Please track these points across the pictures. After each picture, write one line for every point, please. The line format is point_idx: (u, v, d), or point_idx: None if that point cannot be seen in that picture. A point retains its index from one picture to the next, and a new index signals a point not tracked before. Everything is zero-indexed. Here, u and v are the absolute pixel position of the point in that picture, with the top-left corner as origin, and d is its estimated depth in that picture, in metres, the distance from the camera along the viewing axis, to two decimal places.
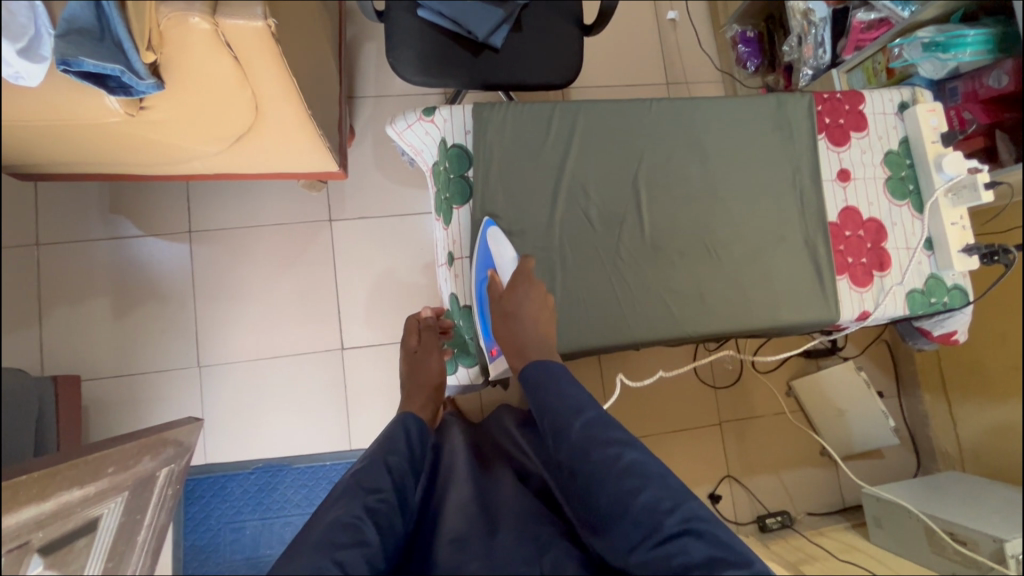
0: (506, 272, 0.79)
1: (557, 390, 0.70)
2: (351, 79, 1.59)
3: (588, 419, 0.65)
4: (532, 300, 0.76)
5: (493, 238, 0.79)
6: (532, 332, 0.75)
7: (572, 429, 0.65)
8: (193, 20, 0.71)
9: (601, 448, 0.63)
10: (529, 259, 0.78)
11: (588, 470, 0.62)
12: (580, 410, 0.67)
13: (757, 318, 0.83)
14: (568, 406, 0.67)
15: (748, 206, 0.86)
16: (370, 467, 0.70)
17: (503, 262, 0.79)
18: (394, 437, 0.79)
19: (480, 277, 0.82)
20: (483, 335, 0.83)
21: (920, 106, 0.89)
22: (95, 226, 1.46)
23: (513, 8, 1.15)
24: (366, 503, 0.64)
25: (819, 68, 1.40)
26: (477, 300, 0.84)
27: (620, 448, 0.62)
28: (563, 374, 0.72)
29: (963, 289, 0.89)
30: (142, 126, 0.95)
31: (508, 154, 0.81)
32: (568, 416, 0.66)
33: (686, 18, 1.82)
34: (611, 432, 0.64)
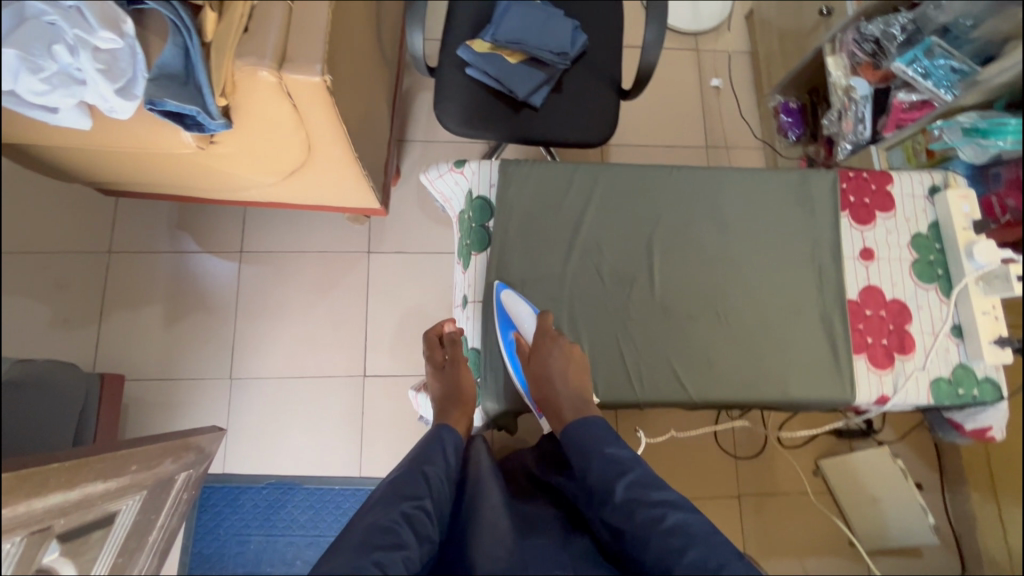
0: (529, 331, 0.84)
1: (599, 450, 0.74)
2: (404, 124, 1.71)
3: (632, 478, 0.70)
4: (556, 356, 0.79)
5: (510, 299, 0.83)
6: (559, 374, 0.78)
7: (616, 491, 0.69)
8: (261, 73, 0.81)
9: (632, 493, 0.69)
10: (548, 313, 0.82)
11: (621, 514, 0.68)
12: (625, 469, 0.71)
13: (766, 389, 0.82)
14: (612, 466, 0.72)
15: (764, 277, 0.86)
16: (407, 475, 0.72)
17: (525, 321, 0.83)
18: (433, 445, 0.78)
19: (505, 341, 0.85)
20: (524, 392, 0.84)
21: (951, 192, 0.88)
22: (160, 239, 1.60)
23: (554, 72, 1.22)
24: (404, 509, 0.67)
25: (859, 143, 1.40)
26: (513, 364, 0.85)
27: (664, 509, 0.67)
28: (607, 433, 0.76)
29: (995, 383, 0.84)
30: (210, 157, 1.07)
31: (528, 209, 0.85)
32: (612, 477, 0.71)
33: (729, 85, 1.86)
34: (655, 492, 0.69)
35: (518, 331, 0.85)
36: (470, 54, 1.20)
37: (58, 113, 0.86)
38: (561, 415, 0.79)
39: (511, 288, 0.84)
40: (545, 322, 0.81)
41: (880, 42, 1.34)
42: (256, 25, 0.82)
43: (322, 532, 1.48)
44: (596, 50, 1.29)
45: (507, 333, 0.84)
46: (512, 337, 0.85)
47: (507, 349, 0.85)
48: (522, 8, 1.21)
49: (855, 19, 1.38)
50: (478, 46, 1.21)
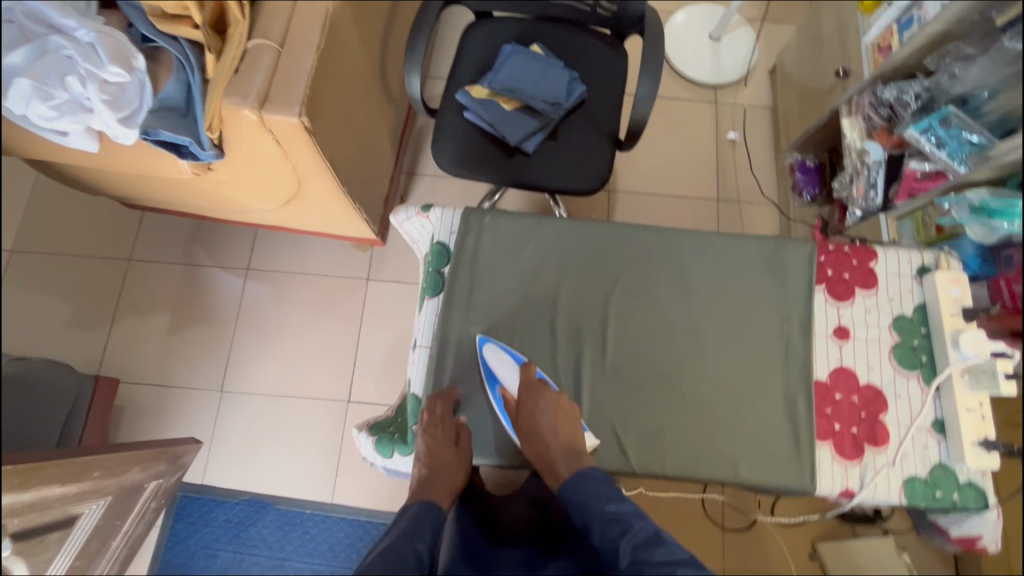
0: (514, 386, 0.80)
1: (599, 504, 0.72)
2: (414, 158, 1.76)
3: (634, 539, 0.68)
4: (547, 408, 0.76)
5: (492, 356, 0.80)
6: (549, 425, 0.75)
7: (622, 553, 0.67)
8: (244, 111, 0.86)
9: (637, 554, 0.66)
10: (529, 364, 0.80)
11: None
12: (627, 528, 0.69)
13: (715, 468, 0.77)
14: (614, 526, 0.70)
15: (725, 348, 0.82)
16: (396, 547, 0.68)
17: (511, 377, 0.80)
18: (425, 521, 0.75)
19: (493, 400, 0.80)
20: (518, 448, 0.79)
21: (939, 274, 0.82)
22: (177, 251, 1.69)
23: (549, 120, 1.23)
24: None
25: (869, 209, 1.35)
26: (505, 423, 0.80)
27: (671, 565, 0.63)
28: (604, 488, 0.73)
29: (981, 489, 0.76)
30: (210, 183, 1.13)
31: (486, 258, 0.85)
32: (614, 534, 0.69)
33: (746, 139, 1.83)
34: (659, 551, 0.65)
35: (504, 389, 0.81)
36: (467, 99, 1.23)
37: (69, 136, 0.94)
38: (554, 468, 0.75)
39: (493, 341, 0.82)
40: (528, 374, 0.79)
41: (894, 108, 1.28)
42: (245, 67, 0.87)
43: (288, 555, 1.48)
44: (596, 101, 1.30)
45: (493, 389, 0.80)
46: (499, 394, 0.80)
47: (495, 406, 0.80)
48: (521, 58, 1.23)
49: (871, 83, 1.34)
50: (477, 91, 1.24)
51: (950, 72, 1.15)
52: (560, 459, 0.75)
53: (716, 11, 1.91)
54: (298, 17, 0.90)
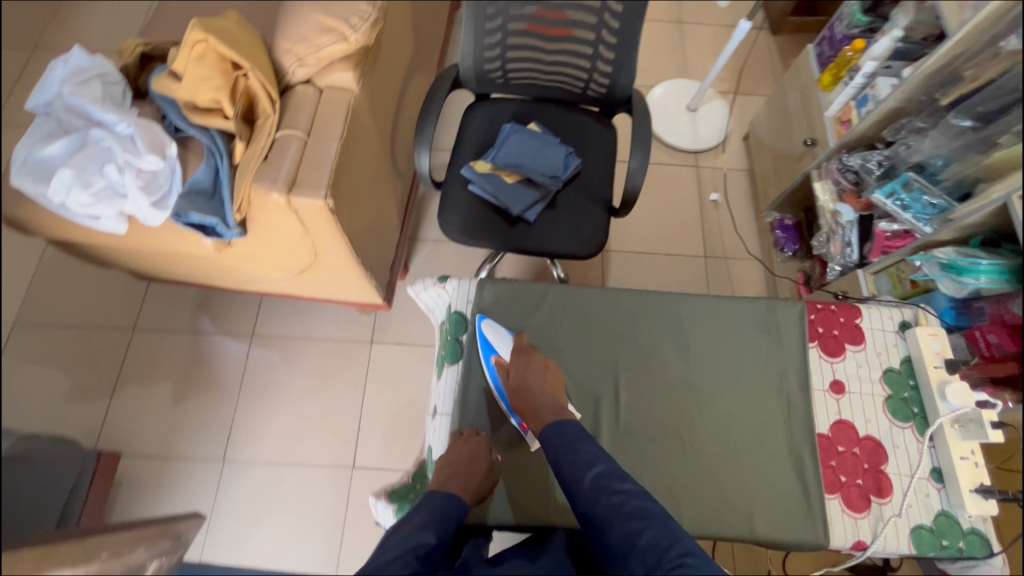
0: (506, 353, 0.88)
1: (573, 447, 0.75)
2: (416, 224, 1.84)
3: (600, 470, 0.72)
4: (533, 369, 0.84)
5: (491, 328, 0.88)
6: (539, 381, 0.83)
7: (585, 478, 0.71)
8: (272, 195, 0.93)
9: (600, 481, 0.71)
10: (522, 334, 0.90)
11: (586, 502, 0.70)
12: (592, 462, 0.73)
13: (732, 526, 0.80)
14: (581, 460, 0.73)
15: (731, 405, 0.87)
16: (416, 518, 0.72)
17: (503, 345, 0.88)
18: (444, 513, 0.74)
19: (486, 367, 0.88)
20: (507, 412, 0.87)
21: (919, 330, 0.89)
22: (182, 320, 1.72)
23: (548, 190, 1.32)
24: (405, 547, 0.67)
25: (847, 265, 1.42)
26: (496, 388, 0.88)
27: (626, 495, 0.70)
28: (582, 434, 0.77)
29: (983, 536, 0.80)
30: (229, 257, 1.18)
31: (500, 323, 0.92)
32: (581, 468, 0.72)
33: (727, 200, 1.95)
34: (621, 482, 0.71)
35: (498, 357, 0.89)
36: (472, 173, 1.32)
37: (100, 221, 0.98)
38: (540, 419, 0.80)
39: (490, 318, 0.90)
40: (521, 341, 0.88)
41: (860, 174, 1.41)
42: (274, 155, 0.95)
43: None
44: (589, 170, 1.40)
45: (487, 357, 0.87)
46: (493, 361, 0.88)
47: (488, 371, 0.88)
48: (521, 136, 1.34)
49: (837, 150, 1.45)
50: (480, 166, 1.34)
51: (907, 143, 1.28)
52: (550, 411, 0.80)
53: (691, 86, 2.09)
54: (321, 108, 0.99)
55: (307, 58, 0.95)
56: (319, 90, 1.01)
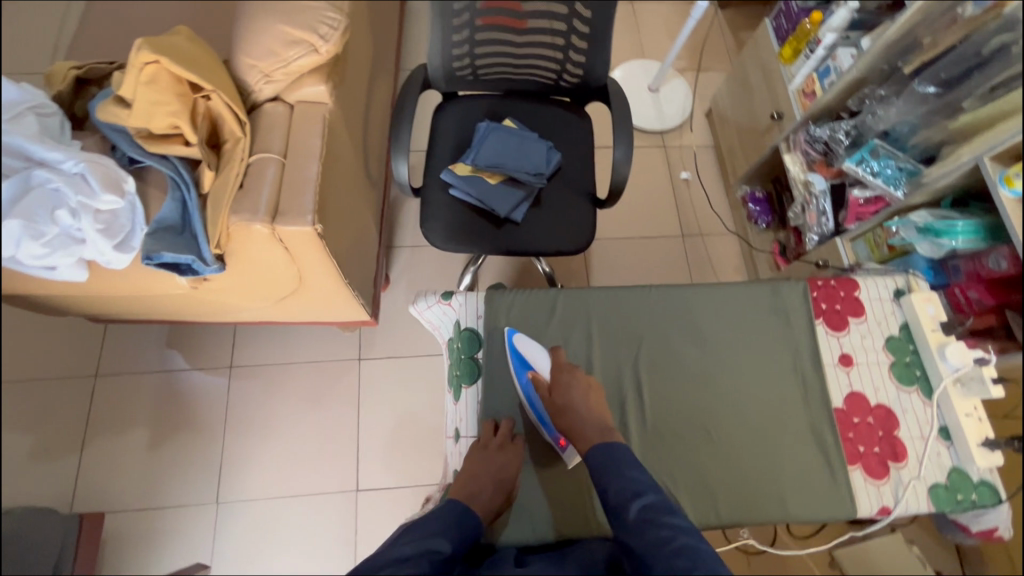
0: (545, 367, 0.88)
1: (620, 471, 0.75)
2: (391, 231, 1.77)
3: (646, 501, 0.71)
4: (576, 386, 0.84)
5: (523, 343, 0.89)
6: (581, 398, 0.84)
7: (630, 508, 0.71)
8: (255, 226, 0.86)
9: (646, 513, 0.70)
10: (558, 349, 0.90)
11: (631, 531, 0.69)
12: (639, 493, 0.72)
13: (766, 510, 0.82)
14: (629, 487, 0.73)
15: (749, 390, 0.89)
16: (439, 519, 0.75)
17: (540, 362, 0.88)
18: (462, 522, 0.75)
19: (521, 382, 0.88)
20: (546, 430, 0.87)
21: (913, 296, 0.92)
22: (148, 359, 1.60)
23: (532, 189, 1.29)
24: (424, 550, 0.69)
25: (824, 234, 1.47)
26: (531, 405, 0.88)
27: (674, 532, 0.68)
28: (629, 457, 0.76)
29: (992, 485, 0.85)
30: (204, 292, 1.09)
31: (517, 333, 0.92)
32: (627, 497, 0.72)
33: (697, 178, 1.97)
34: (669, 515, 0.70)
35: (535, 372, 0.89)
36: (453, 177, 1.27)
37: (58, 270, 0.88)
38: (585, 433, 0.81)
39: (522, 333, 0.91)
40: (559, 357, 0.88)
41: (829, 144, 1.43)
42: (250, 181, 0.88)
43: None
44: (571, 164, 1.37)
45: (523, 373, 0.88)
46: (528, 377, 0.88)
47: (525, 388, 0.88)
48: (499, 134, 1.30)
49: (803, 123, 1.48)
50: (460, 169, 1.29)
51: (873, 111, 1.31)
52: (594, 433, 0.80)
53: (650, 66, 2.09)
54: (296, 128, 0.93)
55: (275, 74, 0.89)
56: (289, 106, 0.95)
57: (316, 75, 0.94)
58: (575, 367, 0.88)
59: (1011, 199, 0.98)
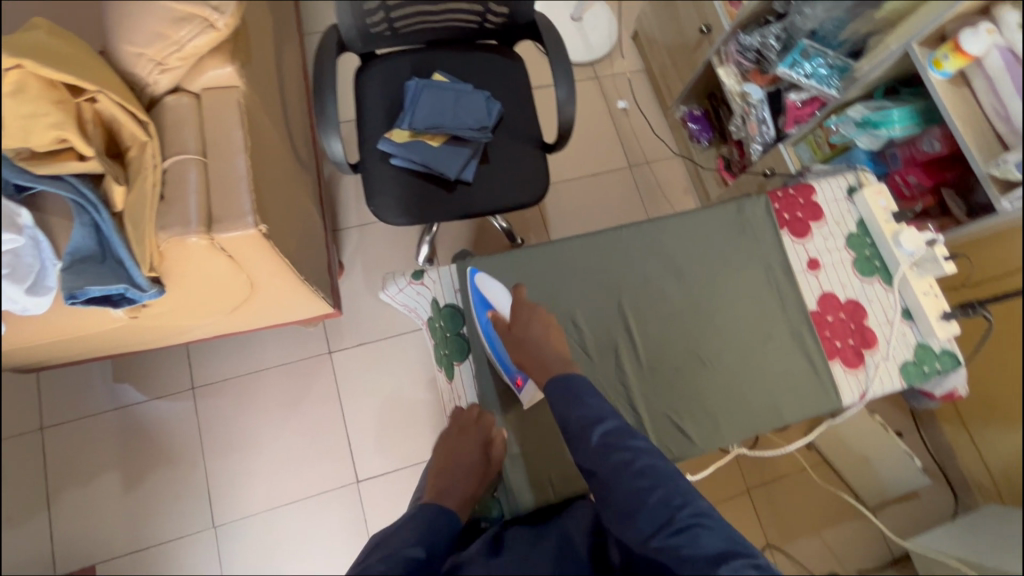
0: (505, 308, 0.90)
1: (581, 397, 0.77)
2: (333, 213, 1.66)
3: (607, 428, 0.74)
4: (537, 324, 0.86)
5: (485, 283, 0.91)
6: (541, 337, 0.85)
7: (591, 437, 0.73)
8: (190, 239, 0.77)
9: (608, 439, 0.73)
10: (519, 287, 0.91)
11: (595, 456, 0.72)
12: (600, 420, 0.75)
13: (761, 416, 0.90)
14: (589, 416, 0.75)
15: (732, 310, 0.94)
16: (415, 526, 0.75)
17: (501, 300, 0.90)
18: (426, 522, 0.76)
19: (480, 321, 0.90)
20: (502, 370, 0.89)
21: (866, 191, 0.98)
22: (98, 399, 1.47)
23: (477, 145, 1.22)
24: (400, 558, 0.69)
25: (767, 143, 1.49)
26: (489, 342, 0.90)
27: (635, 454, 0.71)
28: (586, 388, 0.79)
29: (951, 352, 0.94)
30: (144, 319, 0.99)
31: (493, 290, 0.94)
32: (588, 425, 0.74)
33: (635, 105, 1.94)
34: (629, 439, 0.73)
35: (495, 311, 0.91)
36: (392, 146, 1.19)
37: None
38: (546, 364, 0.83)
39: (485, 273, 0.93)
40: (520, 295, 0.90)
41: (761, 51, 1.40)
42: (171, 191, 0.78)
43: None
44: (511, 112, 1.30)
45: (484, 310, 0.90)
46: (489, 315, 0.90)
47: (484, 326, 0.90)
48: (432, 91, 1.21)
49: (733, 33, 1.45)
50: (398, 136, 1.20)
51: (799, 11, 1.25)
52: (555, 363, 0.83)
53: None
54: (209, 120, 0.82)
55: (168, 60, 0.77)
56: (194, 95, 0.83)
57: (218, 56, 0.82)
58: (535, 304, 0.90)
59: (940, 81, 1.01)
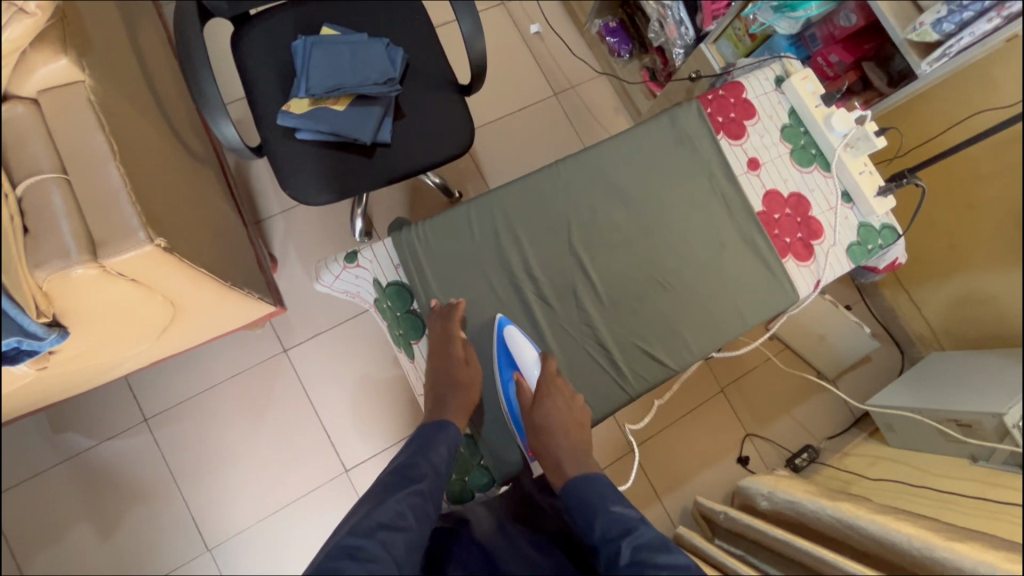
0: (531, 377, 0.88)
1: (604, 506, 0.77)
2: (252, 204, 1.52)
3: (636, 540, 0.71)
4: (553, 406, 0.84)
5: (513, 340, 0.88)
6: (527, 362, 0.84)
7: (622, 553, 0.71)
8: (76, 271, 0.67)
9: (638, 555, 0.70)
10: (550, 356, 0.88)
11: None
12: (629, 529, 0.73)
13: (726, 327, 0.91)
14: (616, 524, 0.74)
15: (684, 227, 0.93)
16: (411, 461, 0.78)
17: (527, 368, 0.88)
18: (421, 450, 0.81)
19: (504, 381, 0.89)
20: (518, 438, 0.88)
21: (794, 79, 0.96)
22: (44, 454, 1.36)
23: (388, 100, 1.11)
24: (406, 494, 0.74)
25: (688, 44, 1.44)
26: (507, 400, 0.90)
27: (671, 573, 0.67)
28: (607, 491, 0.79)
29: (891, 226, 0.96)
30: (57, 367, 0.88)
31: (437, 258, 0.89)
32: (615, 536, 0.73)
33: (549, 28, 1.82)
34: (662, 555, 0.69)
35: (520, 373, 0.90)
36: (293, 120, 1.06)
37: None
38: (562, 467, 0.84)
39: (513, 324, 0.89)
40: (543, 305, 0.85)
41: None
42: (34, 221, 0.66)
43: None
44: (417, 58, 1.18)
45: (508, 371, 0.89)
46: (513, 377, 0.89)
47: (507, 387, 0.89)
48: (324, 49, 1.08)
49: None
50: (298, 107, 1.08)
51: None
52: (568, 463, 0.84)
53: None
54: (57, 129, 0.69)
55: None
56: (31, 102, 0.69)
57: (46, 46, 0.67)
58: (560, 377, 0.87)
59: None
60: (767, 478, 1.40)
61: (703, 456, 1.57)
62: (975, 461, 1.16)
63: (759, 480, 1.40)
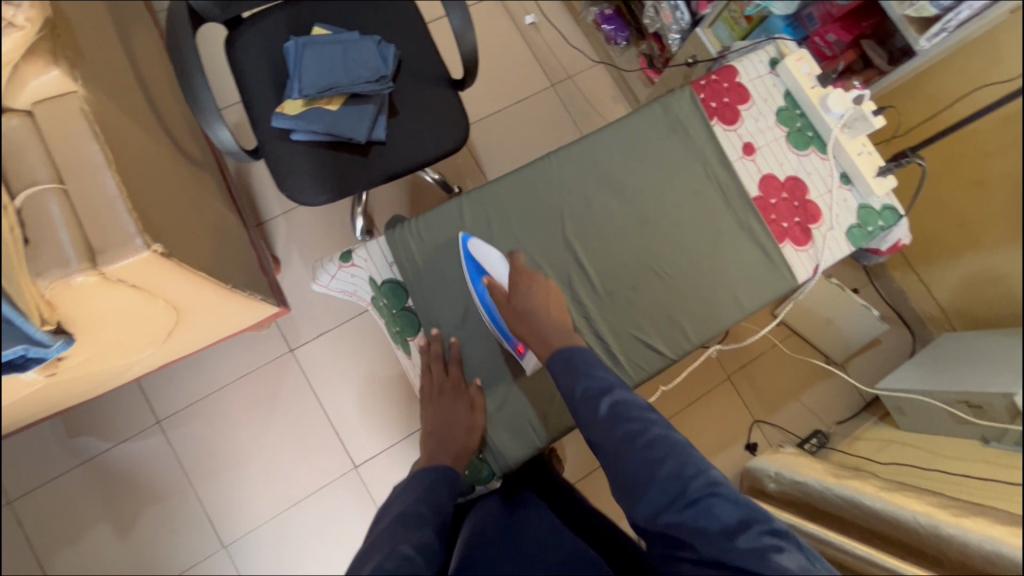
0: (501, 274, 0.87)
1: (587, 370, 0.75)
2: (253, 207, 1.53)
3: (616, 398, 0.71)
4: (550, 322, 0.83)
5: (478, 249, 0.87)
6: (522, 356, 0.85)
7: (600, 405, 0.70)
8: (77, 279, 0.68)
9: (616, 408, 0.70)
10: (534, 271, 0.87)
11: (604, 426, 0.69)
12: (607, 389, 0.72)
13: (723, 315, 0.90)
14: (596, 385, 0.73)
15: (680, 216, 0.92)
16: (414, 507, 0.68)
17: (496, 266, 0.87)
18: (420, 495, 0.72)
19: (478, 288, 0.87)
20: (504, 338, 0.88)
21: (788, 60, 0.94)
22: (61, 457, 1.39)
23: (381, 98, 1.11)
24: (415, 535, 0.63)
25: (683, 29, 1.41)
26: (483, 306, 0.87)
27: (645, 424, 0.68)
28: (593, 359, 0.77)
29: (891, 207, 0.95)
30: (66, 373, 0.90)
31: (430, 253, 0.89)
32: (595, 395, 0.72)
33: (544, 18, 1.81)
34: (637, 408, 0.69)
35: (490, 276, 0.88)
36: (286, 120, 1.07)
37: None
38: (546, 337, 0.80)
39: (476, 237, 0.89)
40: (537, 288, 0.85)
41: None
42: (34, 229, 0.66)
43: None
44: (409, 54, 1.18)
45: (479, 280, 0.87)
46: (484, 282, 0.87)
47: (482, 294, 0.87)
48: (315, 49, 1.09)
49: None
50: (291, 108, 1.08)
51: None
52: (554, 335, 0.80)
53: None
54: (52, 140, 0.70)
55: None
56: (25, 113, 0.70)
57: (36, 58, 0.68)
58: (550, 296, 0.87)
59: None
60: (776, 455, 1.40)
61: (711, 444, 1.57)
62: (987, 442, 1.13)
63: (767, 457, 1.40)
